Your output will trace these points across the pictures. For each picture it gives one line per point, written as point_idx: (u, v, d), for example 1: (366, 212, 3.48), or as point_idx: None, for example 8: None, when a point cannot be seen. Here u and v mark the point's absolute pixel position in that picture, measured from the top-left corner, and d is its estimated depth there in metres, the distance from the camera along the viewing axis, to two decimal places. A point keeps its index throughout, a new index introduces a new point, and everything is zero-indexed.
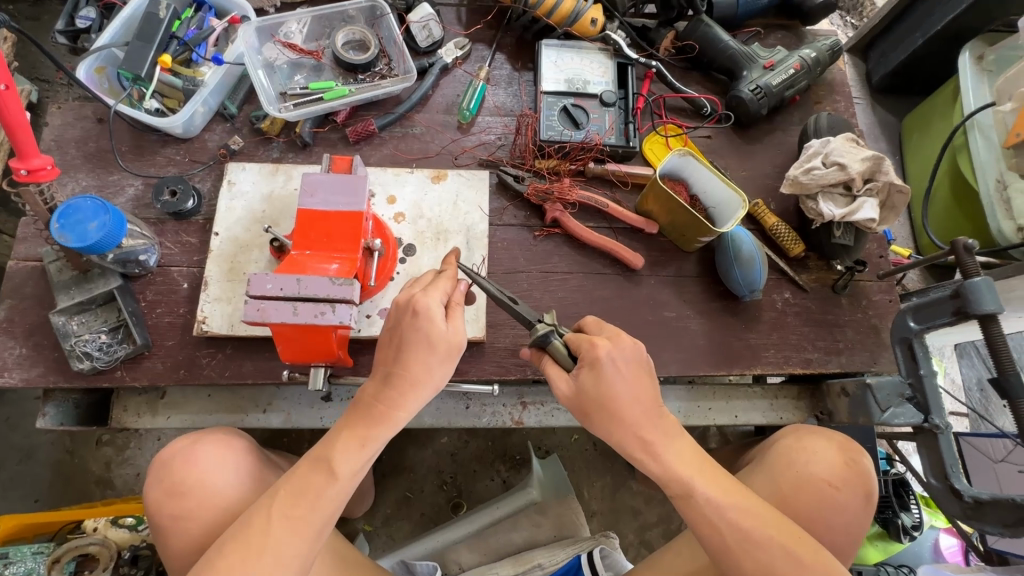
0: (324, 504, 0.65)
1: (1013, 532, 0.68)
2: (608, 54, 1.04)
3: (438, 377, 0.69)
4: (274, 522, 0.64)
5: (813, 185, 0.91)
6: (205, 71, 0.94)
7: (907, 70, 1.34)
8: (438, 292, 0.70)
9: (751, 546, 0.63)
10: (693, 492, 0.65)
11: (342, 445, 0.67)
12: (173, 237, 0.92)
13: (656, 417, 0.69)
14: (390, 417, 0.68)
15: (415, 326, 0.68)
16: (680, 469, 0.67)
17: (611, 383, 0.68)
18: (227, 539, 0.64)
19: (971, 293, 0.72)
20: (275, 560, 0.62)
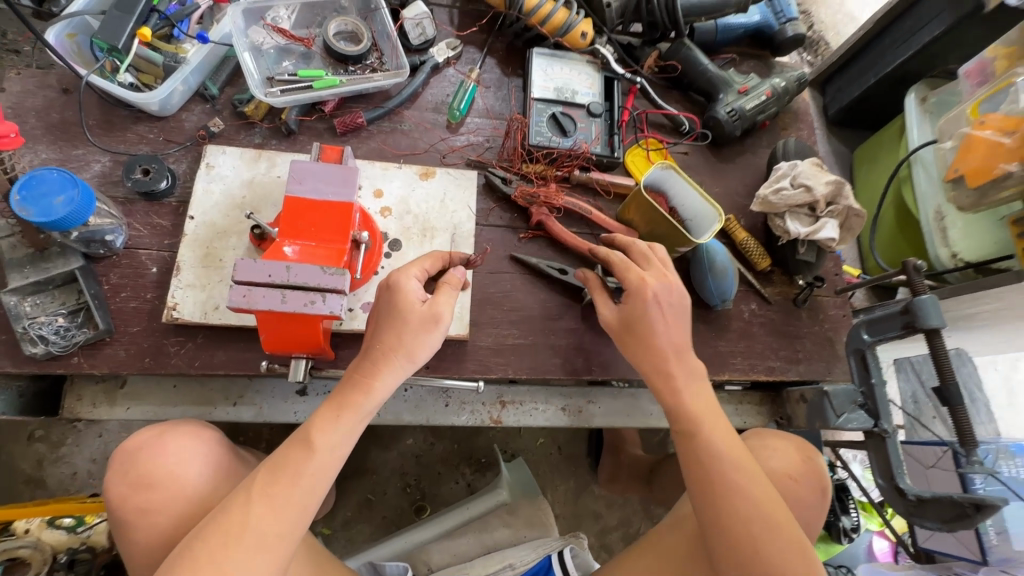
0: (302, 480, 0.65)
1: (951, 527, 0.75)
2: (596, 66, 1.07)
3: (415, 346, 0.72)
4: (252, 503, 0.63)
5: (781, 204, 0.98)
6: (188, 49, 0.90)
7: (860, 106, 1.45)
8: (415, 269, 0.75)
9: (731, 491, 0.69)
10: (698, 431, 0.73)
11: (320, 419, 0.69)
12: (143, 219, 0.87)
13: (687, 368, 0.78)
14: (367, 385, 0.70)
15: (391, 299, 0.73)
16: (695, 416, 0.75)
17: (642, 312, 0.79)
18: (207, 524, 0.63)
19: (919, 309, 0.80)
20: (257, 540, 0.62)
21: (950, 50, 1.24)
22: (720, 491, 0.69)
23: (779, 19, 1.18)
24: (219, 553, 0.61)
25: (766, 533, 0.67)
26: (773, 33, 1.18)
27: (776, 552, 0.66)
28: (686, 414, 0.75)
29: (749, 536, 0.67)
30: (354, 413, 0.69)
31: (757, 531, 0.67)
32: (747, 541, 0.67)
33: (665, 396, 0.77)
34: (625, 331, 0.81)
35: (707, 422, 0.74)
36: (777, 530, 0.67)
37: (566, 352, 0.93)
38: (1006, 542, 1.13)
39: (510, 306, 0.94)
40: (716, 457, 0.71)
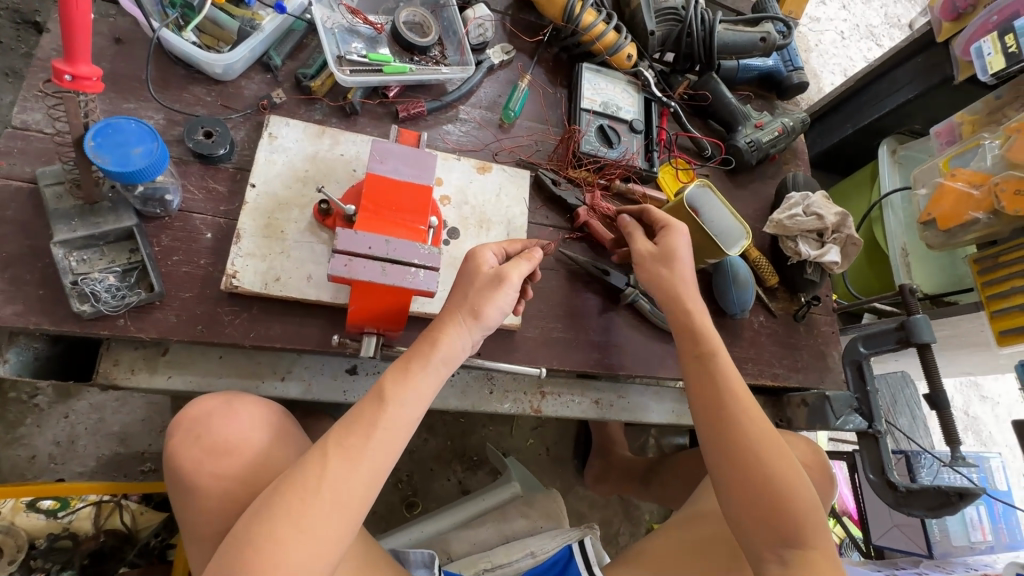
0: (377, 435, 0.66)
1: (936, 513, 0.88)
2: (637, 87, 1.16)
3: (480, 305, 0.73)
4: (329, 457, 0.63)
5: (794, 228, 1.10)
6: (264, 16, 0.89)
7: (836, 152, 1.64)
8: (494, 245, 0.80)
9: (745, 438, 0.79)
10: (717, 353, 0.85)
11: (391, 374, 0.69)
12: (198, 182, 0.84)
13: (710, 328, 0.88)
14: (434, 338, 0.71)
15: (465, 267, 0.76)
16: (715, 370, 0.84)
17: (678, 250, 0.90)
18: (283, 483, 0.62)
19: (914, 326, 0.94)
20: (332, 493, 0.62)
21: (917, 112, 1.45)
22: (737, 432, 0.79)
23: (788, 66, 1.33)
24: (297, 506, 0.60)
25: (780, 477, 0.77)
26: (782, 78, 1.32)
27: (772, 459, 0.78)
28: (703, 368, 0.85)
29: (763, 477, 0.76)
30: (426, 367, 0.70)
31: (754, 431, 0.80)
32: (759, 460, 0.77)
33: (698, 345, 0.86)
34: (653, 266, 0.90)
35: (722, 376, 0.84)
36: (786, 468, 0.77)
37: (605, 348, 0.99)
38: (946, 537, 1.34)
39: (555, 302, 0.99)
40: (733, 409, 0.81)
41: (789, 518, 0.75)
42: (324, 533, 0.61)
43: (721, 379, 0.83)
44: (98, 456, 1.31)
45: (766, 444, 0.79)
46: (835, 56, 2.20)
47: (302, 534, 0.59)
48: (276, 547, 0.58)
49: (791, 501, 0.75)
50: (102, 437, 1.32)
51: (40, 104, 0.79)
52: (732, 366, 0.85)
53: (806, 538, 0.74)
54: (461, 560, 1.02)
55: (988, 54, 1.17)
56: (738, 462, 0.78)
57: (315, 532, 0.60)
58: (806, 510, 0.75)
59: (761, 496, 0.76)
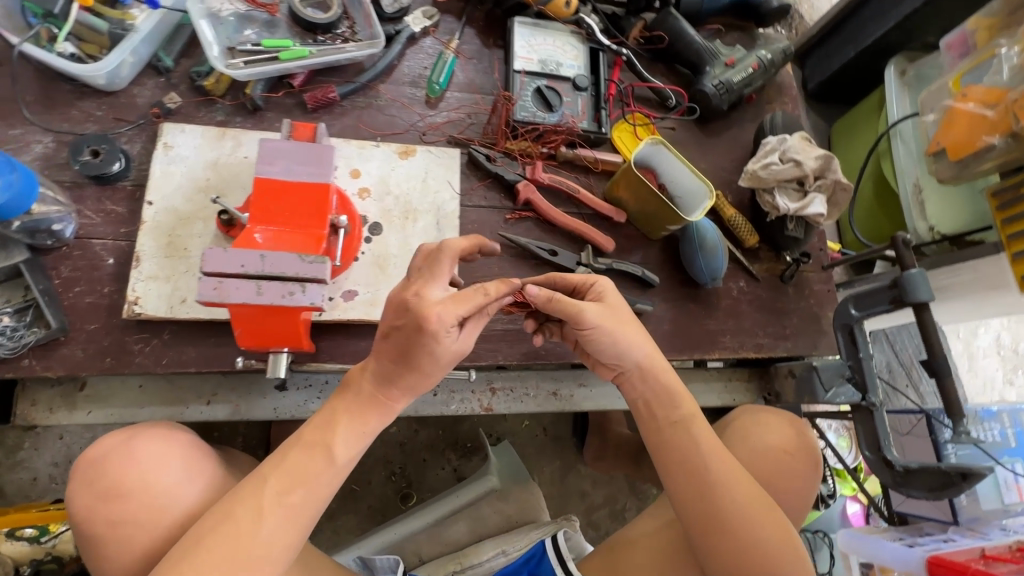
0: (321, 488, 0.61)
1: (937, 495, 0.77)
2: (581, 38, 1.03)
3: (433, 377, 0.66)
4: (265, 511, 0.58)
5: (770, 179, 0.96)
6: (136, 15, 0.81)
7: (839, 79, 1.45)
8: (453, 316, 0.62)
9: (733, 511, 0.70)
10: (690, 423, 0.75)
11: (336, 422, 0.63)
12: (95, 205, 0.79)
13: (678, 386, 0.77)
14: (388, 404, 0.65)
15: (422, 342, 0.62)
16: (693, 437, 0.74)
17: (621, 310, 0.75)
18: (207, 541, 0.56)
19: (908, 283, 0.80)
20: (265, 553, 0.57)
21: (928, 22, 1.24)
22: (721, 509, 0.70)
23: None
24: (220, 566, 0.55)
25: (769, 543, 0.70)
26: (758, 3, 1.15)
27: (758, 531, 0.70)
28: (679, 436, 0.74)
29: (752, 548, 0.69)
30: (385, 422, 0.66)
31: (739, 506, 0.70)
32: (743, 537, 0.69)
33: (669, 412, 0.75)
34: (607, 328, 0.73)
35: (703, 443, 0.74)
36: (771, 540, 0.70)
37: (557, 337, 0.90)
38: (974, 502, 1.21)
39: None
40: (717, 479, 0.71)
41: None
42: None
43: (697, 445, 0.73)
44: None
45: (755, 510, 0.70)
46: None
47: None
48: None
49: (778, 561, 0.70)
50: None
51: None
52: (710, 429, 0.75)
53: None
54: (430, 564, 1.00)
55: None
56: (729, 538, 0.69)
57: None
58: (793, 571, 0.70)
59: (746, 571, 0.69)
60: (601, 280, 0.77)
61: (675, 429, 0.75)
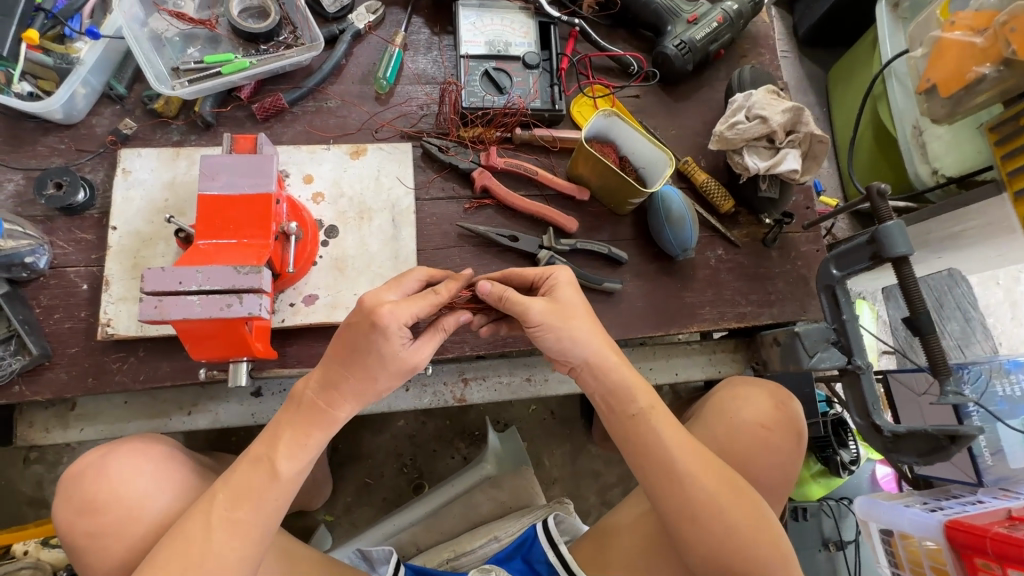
0: (268, 504, 0.64)
1: (927, 461, 0.73)
2: (529, 13, 0.99)
3: (383, 387, 0.67)
4: (214, 528, 0.61)
5: (738, 140, 0.91)
6: (80, 48, 0.84)
7: (830, 20, 1.35)
8: (405, 315, 0.64)
9: (700, 505, 0.67)
10: (650, 416, 0.70)
11: (280, 440, 0.65)
12: (66, 235, 0.84)
13: (632, 377, 0.72)
14: (331, 417, 0.66)
15: (376, 346, 0.63)
16: (657, 435, 0.69)
17: (572, 304, 0.72)
18: (166, 551, 0.60)
19: (885, 237, 0.74)
20: (218, 565, 0.60)
21: None
22: (691, 505, 0.67)
23: None
24: None
25: (743, 532, 0.67)
26: None
27: (731, 521, 0.67)
28: (642, 435, 0.70)
29: (726, 540, 0.67)
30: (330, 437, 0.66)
31: (709, 498, 0.67)
32: (714, 529, 0.67)
33: (626, 409, 0.71)
34: (556, 322, 0.70)
35: (668, 438, 0.69)
36: (746, 526, 0.67)
37: None
38: (1002, 461, 1.14)
39: None
40: (682, 474, 0.68)
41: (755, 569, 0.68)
42: None
43: (660, 441, 0.69)
44: None
45: (725, 501, 0.68)
46: None
47: None
48: None
49: (755, 549, 0.68)
50: None
51: None
52: (672, 419, 0.71)
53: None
54: (427, 552, 1.03)
55: None
56: (701, 533, 0.67)
57: None
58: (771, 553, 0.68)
59: (722, 561, 0.67)
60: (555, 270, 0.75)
61: (636, 426, 0.70)
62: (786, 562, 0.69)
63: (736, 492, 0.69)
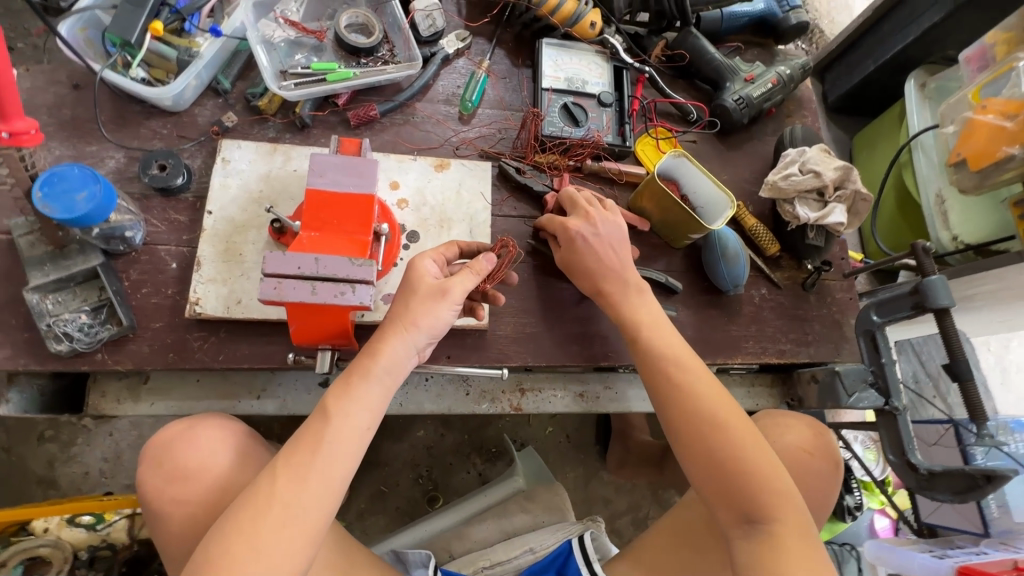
0: (325, 449, 0.65)
1: (963, 498, 0.79)
2: (605, 56, 1.08)
3: (420, 314, 0.71)
4: (277, 478, 0.64)
5: (790, 190, 1.00)
6: (201, 42, 0.90)
7: (859, 92, 1.48)
8: (438, 255, 0.78)
9: (707, 426, 0.73)
10: (642, 333, 0.81)
11: (336, 388, 0.68)
12: (160, 215, 0.87)
13: (658, 324, 0.82)
14: (375, 349, 0.69)
15: (406, 278, 0.74)
16: (650, 345, 0.80)
17: (585, 258, 0.85)
18: (241, 501, 0.64)
19: (928, 290, 0.82)
20: (283, 511, 0.63)
21: (947, 37, 1.27)
22: (675, 401, 0.75)
23: (783, 7, 1.19)
24: (248, 529, 0.62)
25: (745, 458, 0.70)
26: (777, 21, 1.18)
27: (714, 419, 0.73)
28: (659, 363, 0.78)
29: (730, 464, 0.70)
30: (367, 378, 0.68)
31: (694, 398, 0.75)
32: (699, 428, 0.73)
33: (624, 331, 0.83)
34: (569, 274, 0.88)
35: (661, 348, 0.80)
36: (731, 431, 0.72)
37: (585, 339, 0.95)
38: (1007, 514, 1.20)
39: (527, 296, 0.95)
40: (691, 397, 0.75)
41: (751, 482, 0.69)
42: (281, 551, 0.62)
43: (677, 369, 0.77)
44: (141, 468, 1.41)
45: (730, 427, 0.72)
46: None
47: (255, 551, 0.61)
48: (232, 566, 0.60)
49: (760, 479, 0.69)
50: None
51: None
52: (671, 336, 0.81)
53: (768, 506, 0.68)
54: (462, 558, 1.04)
55: None
56: (705, 455, 0.72)
57: (272, 551, 0.61)
58: (769, 475, 0.70)
59: (713, 463, 0.71)
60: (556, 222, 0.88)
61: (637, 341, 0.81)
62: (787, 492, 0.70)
63: (723, 402, 0.75)
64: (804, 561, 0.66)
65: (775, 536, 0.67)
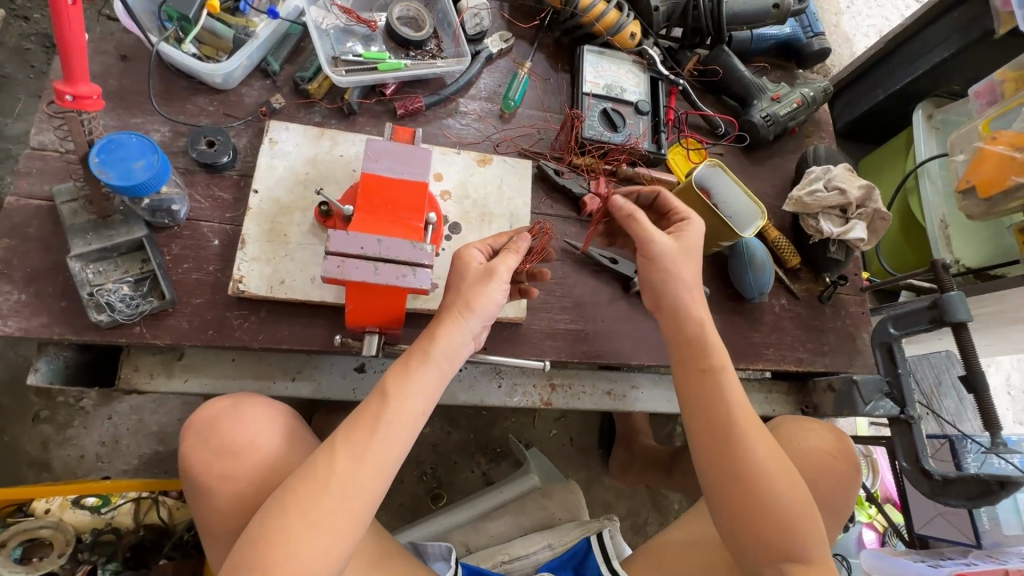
0: (382, 429, 0.66)
1: (976, 503, 0.83)
2: (642, 67, 1.12)
3: (473, 297, 0.71)
4: (336, 454, 0.64)
5: (815, 205, 1.04)
6: (257, 23, 0.91)
7: (867, 120, 1.55)
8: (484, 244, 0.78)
9: (761, 483, 0.71)
10: (714, 373, 0.75)
11: (393, 371, 0.69)
12: (204, 191, 0.86)
13: (725, 368, 0.76)
14: (433, 333, 0.70)
15: (453, 267, 0.75)
16: (719, 387, 0.75)
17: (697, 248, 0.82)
18: (296, 477, 0.64)
19: (948, 305, 0.87)
20: (342, 489, 0.63)
21: (954, 73, 1.35)
22: (738, 453, 0.72)
23: (807, 33, 1.25)
24: (306, 501, 0.62)
25: (795, 515, 0.71)
26: (801, 46, 1.24)
27: (771, 476, 0.71)
28: (715, 412, 0.74)
29: (780, 522, 0.70)
30: (426, 362, 0.69)
31: (755, 450, 0.72)
32: (757, 483, 0.71)
33: (690, 364, 0.77)
34: (668, 265, 0.78)
35: (729, 392, 0.75)
36: (785, 490, 0.71)
37: (616, 338, 0.97)
38: (996, 527, 1.29)
39: (562, 293, 0.97)
40: (745, 452, 0.72)
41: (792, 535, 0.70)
42: (336, 530, 0.62)
43: (741, 421, 0.73)
44: (139, 454, 1.37)
45: (780, 484, 0.71)
46: (870, 17, 2.01)
47: (312, 530, 0.61)
48: (289, 544, 0.60)
49: (806, 533, 0.71)
50: (143, 436, 1.38)
51: (52, 125, 0.83)
52: (735, 378, 0.76)
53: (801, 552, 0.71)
54: (480, 552, 1.05)
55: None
56: (757, 513, 0.70)
57: (329, 526, 0.62)
58: (808, 528, 0.71)
59: (761, 515, 0.70)
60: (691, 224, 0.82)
61: (701, 378, 0.76)
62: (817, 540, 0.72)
63: (779, 459, 0.73)
64: None
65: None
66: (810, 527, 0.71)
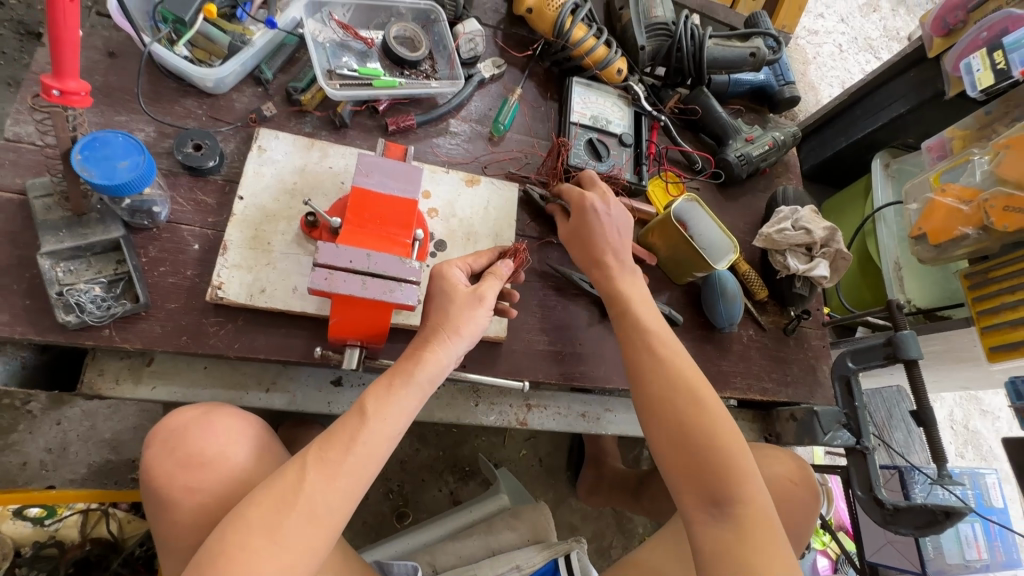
0: (358, 447, 0.65)
1: (923, 532, 0.88)
2: (627, 101, 1.17)
3: (461, 321, 0.73)
4: (308, 469, 0.63)
5: (783, 243, 1.11)
6: (254, 31, 0.91)
7: (831, 164, 1.65)
8: (464, 263, 0.80)
9: (665, 408, 0.76)
10: (625, 314, 0.85)
11: (376, 388, 0.69)
12: (187, 193, 0.85)
13: (641, 308, 0.85)
14: (419, 356, 0.71)
15: (439, 287, 0.76)
16: (635, 325, 0.84)
17: (597, 221, 0.91)
18: (262, 491, 0.63)
19: (901, 342, 0.92)
20: (310, 506, 0.62)
21: (909, 127, 1.46)
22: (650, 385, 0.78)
23: (779, 81, 1.33)
24: (270, 518, 0.61)
25: (697, 438, 0.74)
26: (774, 92, 1.32)
27: (679, 405, 0.76)
28: (632, 342, 0.83)
29: (687, 442, 0.74)
30: (409, 383, 0.69)
31: (666, 382, 0.78)
32: (666, 410, 0.76)
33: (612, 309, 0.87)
34: (568, 236, 0.94)
35: (642, 331, 0.83)
36: (700, 423, 0.74)
37: (592, 361, 0.99)
38: (940, 556, 1.36)
39: (541, 314, 0.98)
40: (653, 378, 0.79)
41: (710, 465, 0.72)
42: (300, 546, 0.61)
43: (657, 355, 0.80)
44: (90, 462, 1.30)
45: (698, 417, 0.75)
46: (834, 69, 2.15)
47: (276, 547, 0.60)
48: (250, 559, 0.59)
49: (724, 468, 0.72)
50: (93, 443, 1.31)
51: (31, 117, 0.80)
52: (652, 321, 0.84)
53: (732, 493, 0.71)
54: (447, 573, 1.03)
55: (977, 70, 1.19)
56: (670, 435, 0.75)
57: (294, 546, 0.61)
58: (731, 464, 0.72)
59: (678, 446, 0.74)
60: (573, 189, 0.93)
61: (623, 320, 0.85)
62: (743, 477, 0.72)
63: (691, 394, 0.77)
64: (766, 552, 0.68)
65: (736, 523, 0.70)
66: (739, 465, 0.72)
